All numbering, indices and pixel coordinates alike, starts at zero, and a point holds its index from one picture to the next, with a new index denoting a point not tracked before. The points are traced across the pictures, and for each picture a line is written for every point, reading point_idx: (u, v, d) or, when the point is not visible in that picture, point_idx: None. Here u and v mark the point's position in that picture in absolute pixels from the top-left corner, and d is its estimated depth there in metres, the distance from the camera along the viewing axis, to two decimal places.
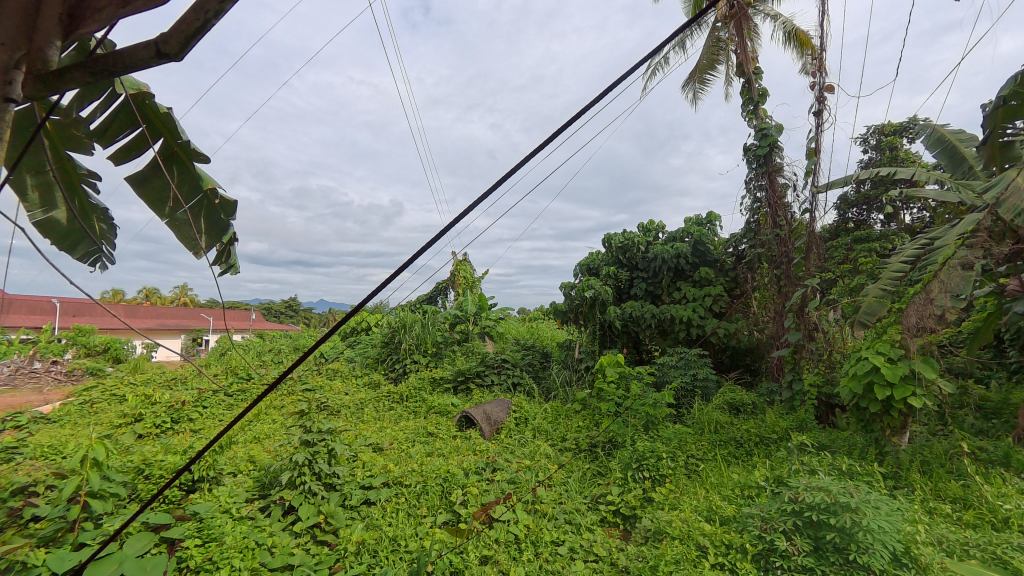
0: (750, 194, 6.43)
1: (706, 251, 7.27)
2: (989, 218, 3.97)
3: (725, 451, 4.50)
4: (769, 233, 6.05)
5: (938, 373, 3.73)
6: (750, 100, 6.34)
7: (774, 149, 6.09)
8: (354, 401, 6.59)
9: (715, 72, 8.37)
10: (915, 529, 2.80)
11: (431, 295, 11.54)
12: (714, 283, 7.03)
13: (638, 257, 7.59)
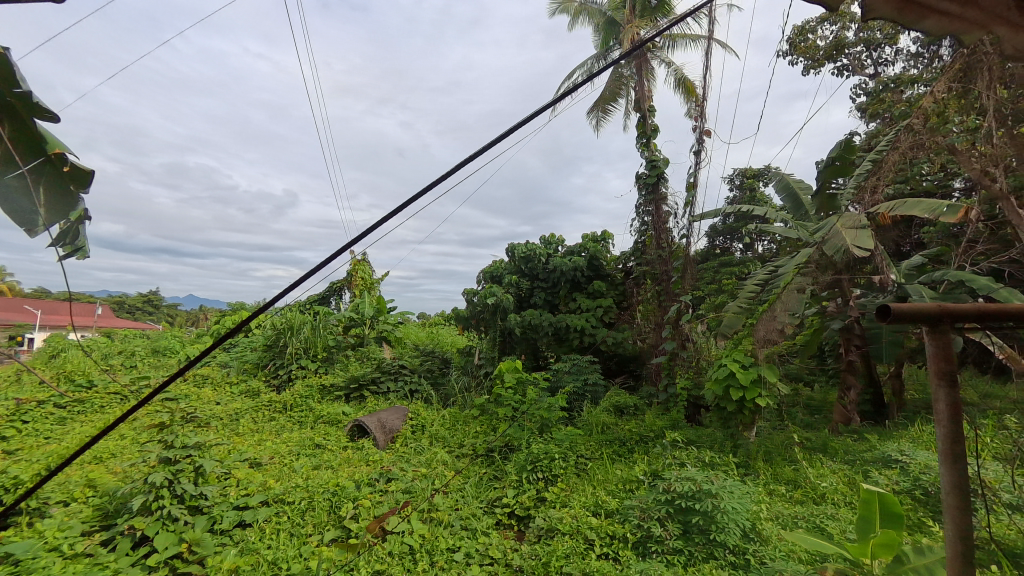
0: (639, 217, 7.14)
1: (599, 267, 7.89)
2: (818, 252, 4.86)
3: (610, 449, 4.89)
4: (653, 253, 6.75)
5: (778, 377, 4.54)
6: (643, 133, 7.03)
7: (661, 180, 6.84)
8: (227, 411, 5.82)
9: (615, 105, 9.17)
10: (759, 508, 3.34)
11: (323, 296, 10.71)
12: (605, 295, 7.65)
13: (539, 267, 7.92)
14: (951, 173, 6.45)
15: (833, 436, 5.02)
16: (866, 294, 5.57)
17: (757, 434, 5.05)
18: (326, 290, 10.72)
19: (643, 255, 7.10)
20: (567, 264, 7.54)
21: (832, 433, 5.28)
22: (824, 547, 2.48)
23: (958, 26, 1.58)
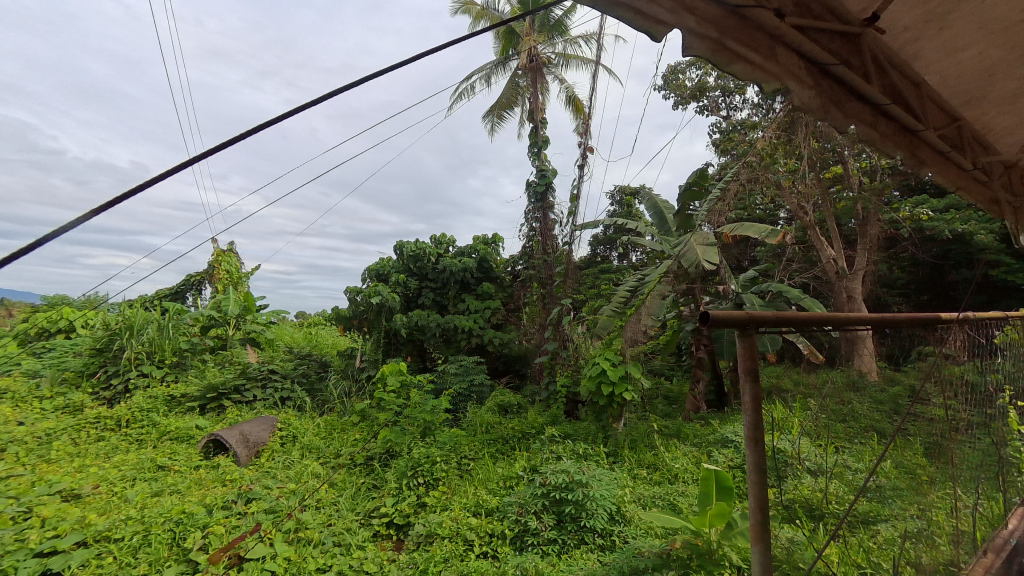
0: (528, 223, 7.47)
1: (488, 269, 8.02)
2: (676, 264, 5.58)
3: (493, 447, 5.02)
4: (540, 258, 7.10)
5: (641, 373, 5.15)
6: (534, 143, 7.37)
7: (549, 189, 7.21)
8: (32, 432, 4.59)
9: (510, 113, 9.43)
10: (624, 492, 3.70)
11: (175, 290, 9.11)
12: (493, 297, 7.82)
13: (428, 267, 7.78)
14: (776, 205, 7.97)
15: (684, 423, 5.80)
16: (714, 301, 6.55)
17: (625, 425, 5.61)
18: (180, 283, 9.15)
19: (531, 260, 7.42)
20: (456, 264, 7.54)
21: (685, 420, 6.11)
22: (670, 521, 2.84)
23: (760, 77, 1.42)
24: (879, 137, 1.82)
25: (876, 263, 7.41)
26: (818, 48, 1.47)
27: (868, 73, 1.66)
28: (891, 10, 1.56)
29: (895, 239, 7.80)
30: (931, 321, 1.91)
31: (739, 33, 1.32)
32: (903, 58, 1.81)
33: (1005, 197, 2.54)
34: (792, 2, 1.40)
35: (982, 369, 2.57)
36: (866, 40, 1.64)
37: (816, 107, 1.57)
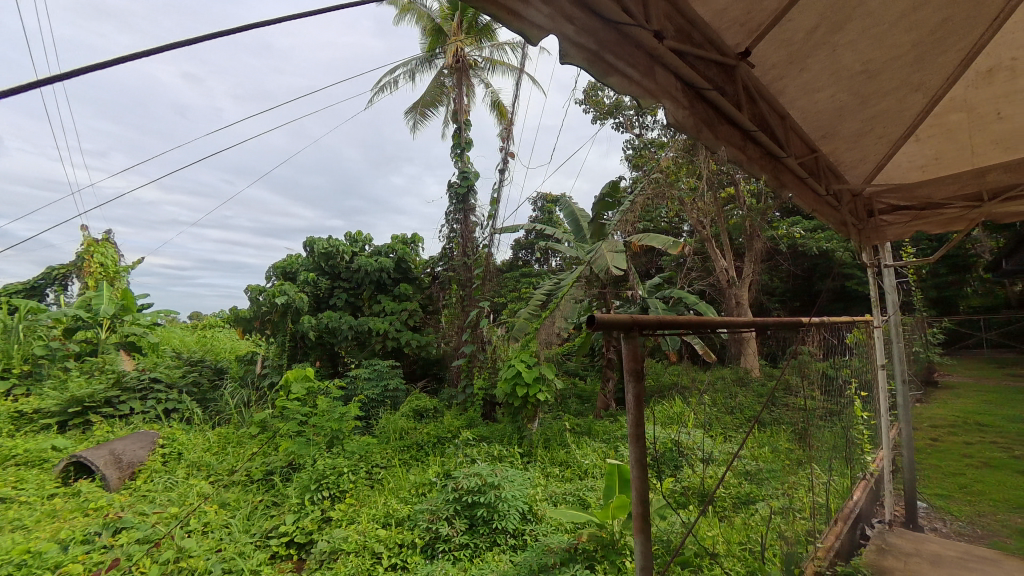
0: (449, 224, 7.39)
1: (407, 270, 7.76)
2: (587, 269, 5.86)
3: (407, 454, 4.88)
4: (459, 260, 7.06)
5: (554, 375, 5.38)
6: (457, 144, 7.31)
7: (471, 191, 7.16)
8: None
9: (434, 111, 9.26)
10: (536, 491, 3.80)
11: (32, 286, 7.61)
12: (411, 298, 7.62)
13: (341, 266, 7.39)
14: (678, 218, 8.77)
15: (595, 421, 6.11)
16: (624, 305, 7.00)
17: (540, 424, 5.77)
18: (38, 277, 7.67)
19: (451, 261, 7.35)
20: (372, 264, 7.26)
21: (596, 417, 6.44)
22: (576, 515, 2.95)
23: (636, 93, 1.35)
24: (746, 160, 1.93)
25: (759, 273, 8.43)
26: (694, 73, 1.48)
27: (739, 101, 1.75)
28: (759, 47, 1.68)
29: (772, 253, 8.96)
30: (801, 324, 2.16)
31: (620, 50, 1.23)
32: (771, 93, 1.98)
33: (851, 219, 3.05)
34: (671, 26, 1.40)
35: (834, 364, 3.05)
36: (740, 73, 1.73)
37: (690, 127, 1.57)
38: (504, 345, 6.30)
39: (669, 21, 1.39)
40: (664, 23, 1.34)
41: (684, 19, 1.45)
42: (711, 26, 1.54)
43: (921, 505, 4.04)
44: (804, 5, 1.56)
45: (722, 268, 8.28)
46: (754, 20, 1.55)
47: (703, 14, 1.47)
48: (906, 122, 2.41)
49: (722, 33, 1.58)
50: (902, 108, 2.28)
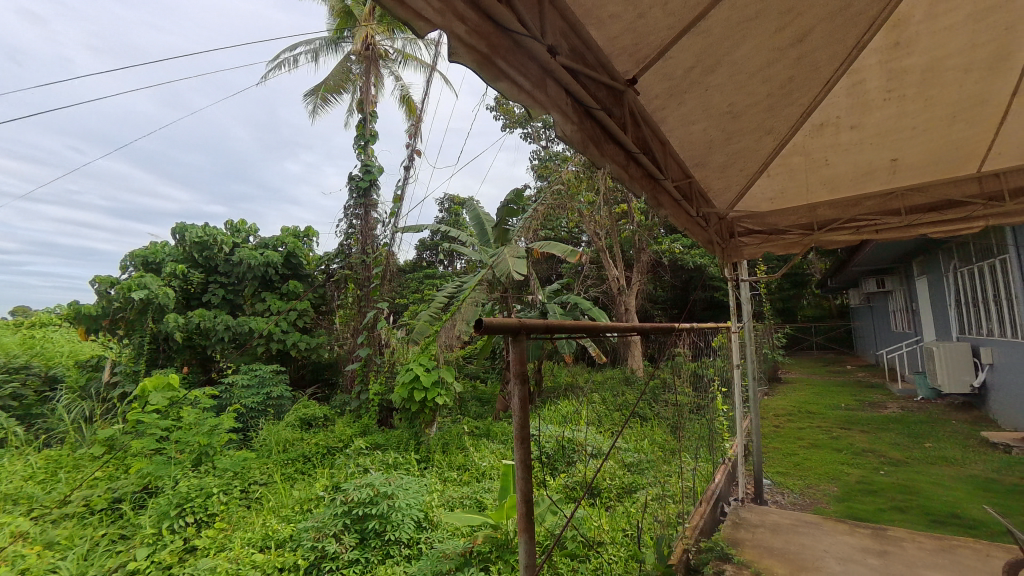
0: (347, 219, 7.00)
1: (297, 266, 7.20)
2: (490, 273, 5.93)
3: (292, 467, 4.50)
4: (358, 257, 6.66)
5: (452, 378, 5.48)
6: (360, 136, 6.91)
7: (373, 186, 6.83)
8: None
9: (337, 98, 8.68)
10: (432, 498, 3.72)
11: None
12: (301, 297, 7.09)
13: (218, 259, 6.60)
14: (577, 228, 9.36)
15: (494, 422, 6.20)
16: (525, 309, 7.23)
17: (439, 429, 5.69)
18: None
19: (349, 259, 6.91)
20: (257, 258, 6.56)
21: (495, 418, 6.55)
22: (471, 519, 2.93)
23: (527, 102, 1.38)
24: (628, 178, 2.09)
25: (645, 282, 9.31)
26: (584, 91, 1.56)
27: (625, 124, 1.89)
28: (645, 77, 1.84)
29: (656, 265, 9.97)
30: (674, 330, 2.40)
31: (511, 57, 1.25)
32: (654, 120, 2.18)
33: (716, 238, 3.52)
34: (566, 44, 1.46)
35: (701, 364, 3.49)
36: (628, 98, 1.88)
37: (578, 142, 1.64)
38: (404, 348, 6.09)
39: (564, 38, 1.45)
40: (558, 39, 1.40)
41: (580, 39, 1.53)
42: (604, 51, 1.64)
43: (765, 483, 4.81)
44: (683, 46, 1.74)
45: (613, 278, 8.75)
46: (641, 51, 1.70)
47: (597, 38, 1.56)
48: (760, 159, 2.85)
49: (614, 59, 1.70)
50: (757, 147, 2.70)
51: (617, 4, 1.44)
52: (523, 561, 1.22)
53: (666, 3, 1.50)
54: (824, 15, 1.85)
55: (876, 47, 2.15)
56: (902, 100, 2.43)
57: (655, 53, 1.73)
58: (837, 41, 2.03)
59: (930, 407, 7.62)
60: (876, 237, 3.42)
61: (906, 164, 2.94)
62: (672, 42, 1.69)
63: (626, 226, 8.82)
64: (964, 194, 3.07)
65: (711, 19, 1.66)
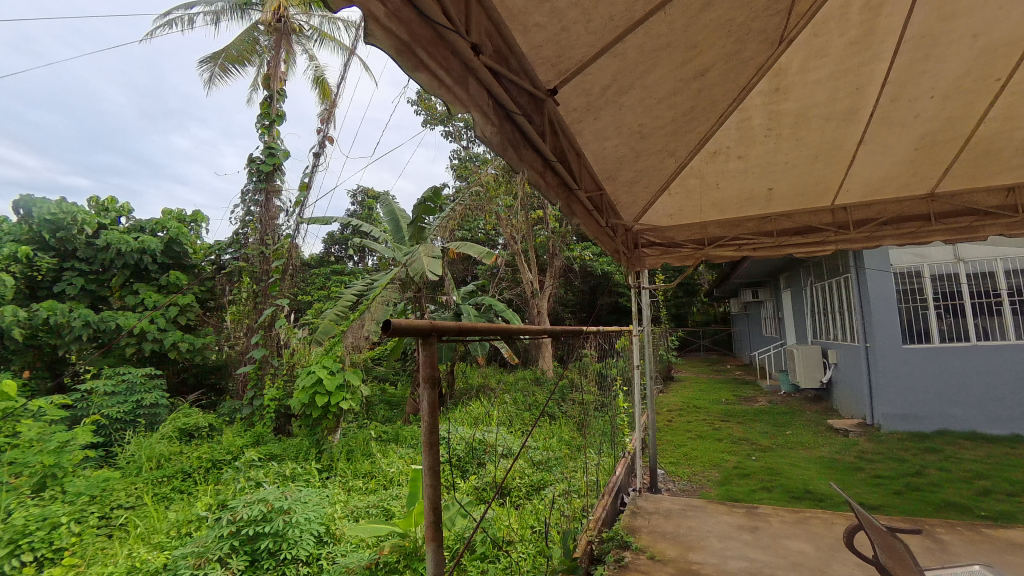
0: (244, 205, 6.26)
1: (180, 254, 6.47)
2: (403, 271, 5.73)
3: (167, 486, 3.96)
4: (254, 248, 6.03)
5: (359, 381, 5.22)
6: (265, 115, 6.16)
7: (277, 171, 6.21)
8: None
9: (240, 70, 7.78)
10: (335, 509, 3.48)
11: None
12: (185, 290, 6.34)
13: (78, 243, 5.75)
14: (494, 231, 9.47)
15: (403, 426, 6.01)
16: (439, 309, 7.12)
17: (344, 435, 5.36)
18: None
19: (244, 250, 6.22)
20: (128, 241, 5.87)
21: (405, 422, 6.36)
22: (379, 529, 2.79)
23: (447, 98, 1.35)
24: (544, 185, 2.16)
25: (556, 287, 9.68)
26: (505, 94, 1.57)
27: (544, 132, 1.96)
28: (565, 89, 1.92)
29: (568, 271, 10.46)
30: (582, 332, 2.53)
31: (434, 49, 1.22)
32: (572, 132, 2.28)
33: (622, 249, 3.80)
34: (490, 45, 1.46)
35: (606, 365, 3.74)
36: (548, 108, 1.94)
37: (498, 145, 1.64)
38: (305, 350, 5.63)
39: (489, 40, 1.46)
40: (482, 39, 1.40)
41: (504, 42, 1.55)
42: (528, 58, 1.68)
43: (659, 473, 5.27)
44: (601, 65, 1.85)
45: (528, 281, 8.89)
46: (563, 64, 1.77)
47: (522, 45, 1.60)
48: (662, 178, 3.14)
49: (537, 68, 1.75)
50: (660, 167, 2.96)
51: (542, 14, 1.49)
52: (431, 569, 1.18)
53: (588, 20, 1.59)
54: (720, 55, 2.10)
55: (760, 90, 2.49)
56: (776, 138, 2.83)
57: (575, 68, 1.82)
58: (728, 80, 2.32)
59: (788, 401, 8.95)
60: (753, 254, 3.95)
61: (777, 193, 3.44)
62: (592, 59, 1.79)
63: (542, 232, 9.12)
64: (819, 222, 3.69)
65: (628, 43, 1.78)
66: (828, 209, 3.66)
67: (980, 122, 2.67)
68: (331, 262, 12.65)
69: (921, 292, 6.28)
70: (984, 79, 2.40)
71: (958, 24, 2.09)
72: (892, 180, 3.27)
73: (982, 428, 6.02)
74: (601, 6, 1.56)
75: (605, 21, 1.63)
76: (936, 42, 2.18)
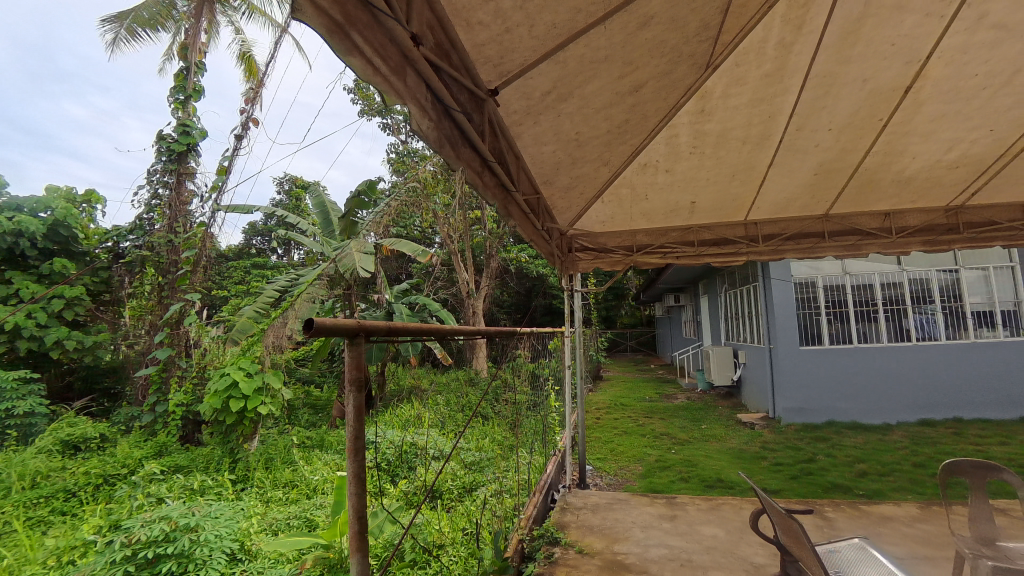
0: (151, 187, 5.59)
1: (67, 238, 5.69)
2: (331, 267, 5.43)
3: (46, 506, 3.45)
4: (161, 235, 5.43)
5: (280, 383, 4.90)
6: (180, 88, 5.54)
7: (192, 152, 5.63)
8: None
9: (151, 36, 6.98)
10: (250, 523, 3.18)
11: None
12: (73, 281, 5.55)
13: None
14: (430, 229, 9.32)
15: (329, 431, 5.72)
16: (370, 308, 6.88)
17: (262, 442, 4.98)
18: None
19: (149, 237, 5.50)
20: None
21: (331, 427, 6.06)
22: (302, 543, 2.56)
23: (382, 87, 1.29)
24: (481, 185, 2.15)
25: (492, 288, 9.72)
26: (444, 89, 1.54)
27: (482, 132, 1.94)
28: (506, 91, 1.93)
29: (503, 272, 10.56)
30: (516, 334, 2.55)
31: (371, 34, 1.16)
32: (511, 135, 2.30)
33: (557, 252, 3.90)
34: (431, 38, 1.43)
35: (539, 366, 3.82)
36: (488, 108, 1.94)
37: (434, 140, 1.60)
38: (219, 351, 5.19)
39: (430, 32, 1.42)
40: (422, 30, 1.36)
41: (445, 36, 1.52)
42: (469, 56, 1.66)
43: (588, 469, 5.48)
44: (542, 71, 1.89)
45: (463, 281, 8.82)
46: (504, 66, 1.78)
47: (464, 41, 1.58)
48: (596, 186, 3.26)
49: (478, 66, 1.74)
50: (595, 175, 3.08)
51: (486, 13, 1.49)
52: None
53: (531, 26, 1.61)
54: (653, 73, 2.23)
55: (687, 111, 2.69)
56: (699, 155, 3.06)
57: (516, 70, 1.83)
58: (659, 97, 2.46)
59: (703, 397, 9.70)
60: (677, 262, 4.23)
61: (699, 206, 3.71)
62: (533, 64, 1.82)
63: (479, 233, 9.10)
64: (733, 235, 4.04)
65: (568, 52, 1.83)
66: (741, 223, 4.03)
67: (864, 154, 3.08)
68: (252, 255, 11.77)
69: (815, 300, 7.13)
70: (869, 119, 2.77)
71: (849, 67, 2.40)
72: (796, 201, 3.66)
73: (859, 419, 6.94)
74: (545, 13, 1.59)
75: (548, 28, 1.66)
76: (832, 81, 2.48)
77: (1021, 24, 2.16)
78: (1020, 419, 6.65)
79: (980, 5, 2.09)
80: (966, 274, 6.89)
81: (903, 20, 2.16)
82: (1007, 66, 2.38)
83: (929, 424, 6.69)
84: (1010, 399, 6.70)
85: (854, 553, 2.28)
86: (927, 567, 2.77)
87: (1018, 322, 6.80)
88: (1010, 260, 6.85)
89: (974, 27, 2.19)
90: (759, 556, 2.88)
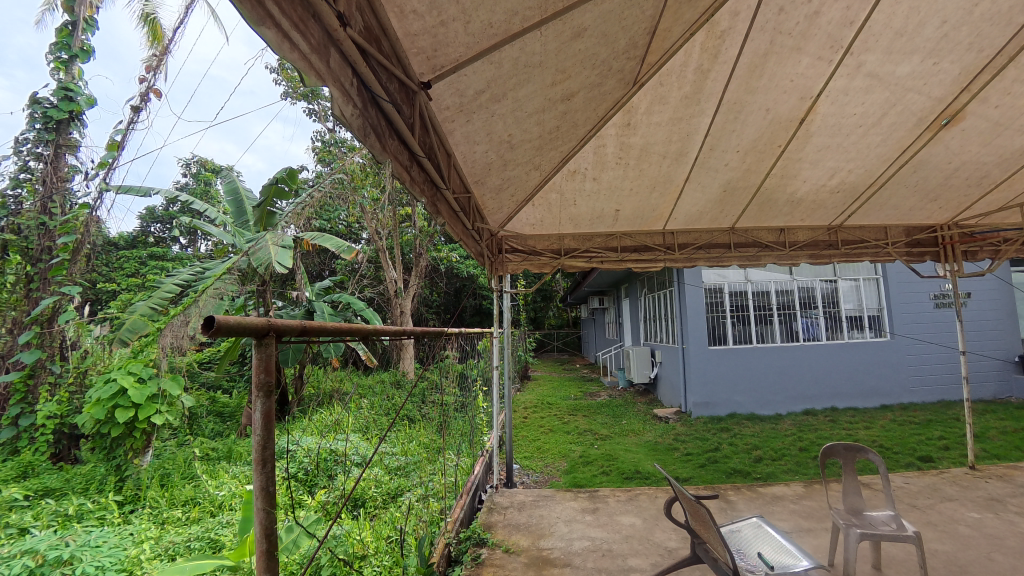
0: (18, 158, 4.73)
1: None
2: (242, 261, 4.97)
3: None
4: (31, 216, 4.66)
5: (178, 390, 4.47)
6: (62, 46, 4.68)
7: (74, 121, 4.88)
8: None
9: None
10: (139, 550, 2.77)
11: None
12: None
13: None
14: (358, 224, 8.96)
15: (237, 441, 5.28)
16: (287, 306, 6.44)
17: (157, 457, 4.47)
18: None
19: (12, 219, 4.66)
20: None
21: (239, 436, 5.60)
22: (206, 566, 1.73)
23: (302, 66, 1.19)
24: (407, 179, 2.06)
25: (421, 287, 9.51)
26: (371, 75, 1.47)
27: (413, 125, 1.89)
28: (438, 86, 1.89)
29: (434, 270, 10.42)
30: (444, 334, 2.49)
31: (290, 7, 1.07)
32: (442, 131, 2.25)
33: (486, 252, 3.89)
34: (360, 20, 1.36)
35: (468, 365, 3.81)
36: (419, 100, 1.89)
37: (357, 129, 1.51)
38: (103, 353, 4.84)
39: (359, 14, 1.34)
40: (350, 10, 1.28)
41: (377, 22, 1.45)
42: (401, 45, 1.61)
43: (514, 468, 5.57)
44: (476, 69, 1.87)
45: (391, 280, 8.55)
46: (438, 59, 1.74)
47: (396, 29, 1.52)
48: (526, 189, 3.31)
49: (409, 57, 1.68)
50: (525, 178, 3.12)
51: (420, 2, 1.44)
52: None
53: (467, 22, 1.60)
54: (584, 84, 2.30)
55: (616, 123, 2.82)
56: (624, 166, 3.22)
57: (449, 66, 1.80)
58: (589, 108, 2.56)
59: (623, 394, 10.25)
60: (601, 267, 4.39)
61: (623, 214, 3.92)
62: (467, 61, 1.79)
63: (409, 231, 8.86)
64: (652, 243, 4.30)
65: (504, 53, 1.83)
66: (659, 232, 4.30)
67: (764, 176, 3.43)
68: (148, 243, 10.54)
69: (722, 304, 7.84)
70: (769, 144, 3.08)
71: (756, 96, 2.66)
72: (707, 214, 3.98)
73: (756, 410, 7.73)
74: (482, 11, 1.57)
75: (483, 27, 1.65)
76: (740, 107, 2.73)
77: (888, 74, 2.53)
78: (879, 407, 7.79)
79: (859, 54, 2.41)
80: (842, 283, 7.95)
81: (799, 58, 2.43)
82: (877, 109, 2.78)
83: (811, 413, 7.62)
84: (872, 390, 7.83)
85: (752, 531, 2.54)
86: (809, 538, 3.16)
87: (879, 325, 7.98)
88: (875, 273, 8.02)
89: (853, 73, 2.53)
90: (671, 540, 3.10)
